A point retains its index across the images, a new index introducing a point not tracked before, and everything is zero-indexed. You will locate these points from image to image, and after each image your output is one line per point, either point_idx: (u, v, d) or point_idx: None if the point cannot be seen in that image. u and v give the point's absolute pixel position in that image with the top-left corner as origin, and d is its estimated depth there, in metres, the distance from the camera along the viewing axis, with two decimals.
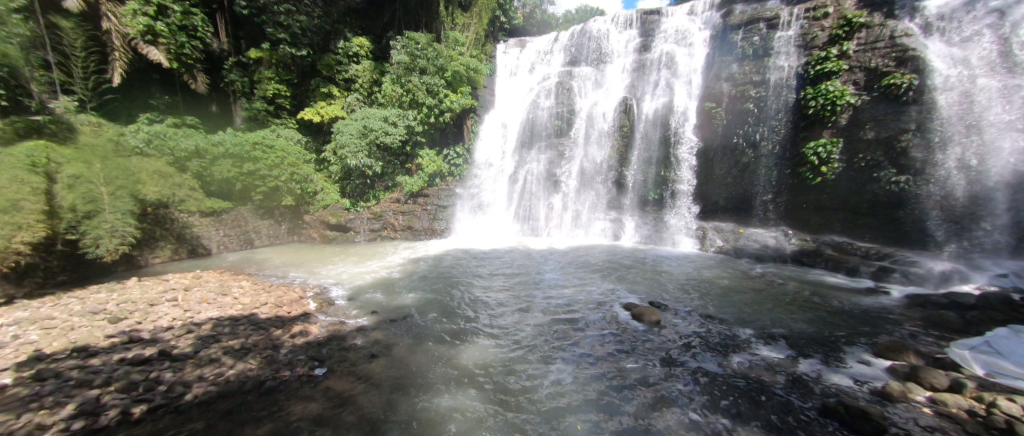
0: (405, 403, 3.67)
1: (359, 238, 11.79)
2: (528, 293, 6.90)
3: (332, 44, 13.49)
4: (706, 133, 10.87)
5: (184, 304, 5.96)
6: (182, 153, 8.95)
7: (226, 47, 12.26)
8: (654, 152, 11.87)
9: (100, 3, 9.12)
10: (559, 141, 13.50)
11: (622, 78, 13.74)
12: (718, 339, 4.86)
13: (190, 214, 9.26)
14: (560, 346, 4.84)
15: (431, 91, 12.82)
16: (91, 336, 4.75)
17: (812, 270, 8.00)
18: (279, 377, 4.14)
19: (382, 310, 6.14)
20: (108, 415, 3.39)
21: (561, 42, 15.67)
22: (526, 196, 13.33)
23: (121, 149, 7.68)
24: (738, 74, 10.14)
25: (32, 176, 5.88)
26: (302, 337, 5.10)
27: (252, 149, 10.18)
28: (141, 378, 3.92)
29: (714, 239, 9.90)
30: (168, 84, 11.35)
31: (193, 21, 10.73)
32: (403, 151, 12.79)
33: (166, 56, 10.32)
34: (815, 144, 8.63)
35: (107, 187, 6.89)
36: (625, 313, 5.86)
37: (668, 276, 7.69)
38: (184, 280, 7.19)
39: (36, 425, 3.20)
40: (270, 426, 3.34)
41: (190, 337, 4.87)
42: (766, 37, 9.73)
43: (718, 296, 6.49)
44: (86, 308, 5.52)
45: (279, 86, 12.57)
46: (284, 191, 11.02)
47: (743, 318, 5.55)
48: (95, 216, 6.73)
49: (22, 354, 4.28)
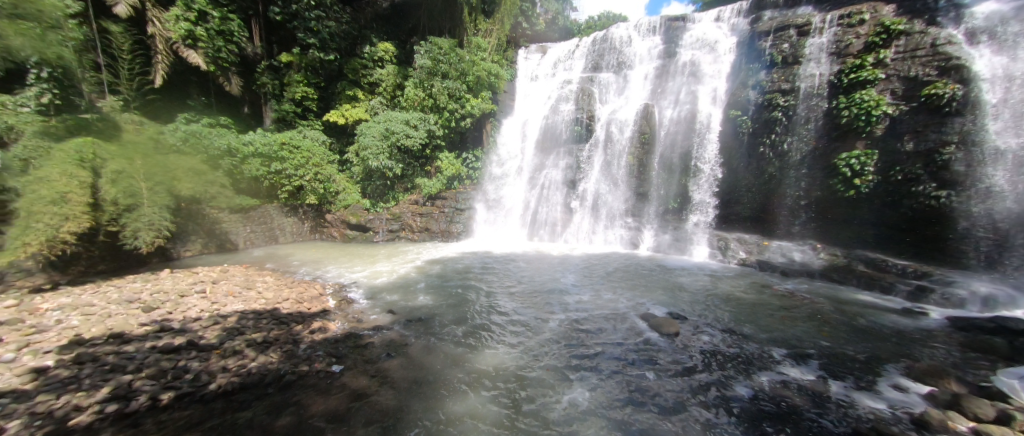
0: (419, 403, 3.72)
1: (378, 238, 11.96)
2: (543, 300, 6.88)
3: (358, 48, 13.85)
4: (730, 143, 10.63)
5: (212, 296, 6.20)
6: (215, 151, 9.29)
7: (260, 52, 12.86)
8: (676, 161, 11.70)
9: (146, 9, 9.75)
10: (578, 147, 13.38)
11: (644, 84, 13.65)
12: (743, 357, 4.68)
13: (220, 210, 9.66)
14: (574, 354, 4.79)
15: (453, 96, 13.01)
16: (126, 323, 4.99)
17: (843, 289, 7.63)
18: (299, 371, 4.24)
19: (400, 310, 6.24)
20: (138, 400, 3.55)
21: (583, 48, 15.67)
22: (543, 202, 13.36)
23: (160, 146, 8.09)
24: (766, 81, 9.90)
25: (80, 171, 6.27)
26: (320, 334, 5.22)
27: (280, 149, 10.74)
28: (170, 366, 4.09)
29: (737, 251, 9.70)
30: (204, 86, 12.03)
31: (230, 26, 11.22)
32: (422, 154, 13.00)
33: (203, 59, 10.79)
34: (849, 155, 8.23)
35: (146, 182, 7.30)
36: (643, 323, 5.79)
37: (686, 288, 7.53)
38: (212, 273, 7.48)
39: (73, 406, 3.39)
40: (288, 419, 3.42)
41: (216, 329, 5.05)
42: (796, 44, 9.53)
43: (738, 310, 6.33)
44: (122, 297, 5.80)
45: (307, 89, 12.93)
46: (308, 191, 11.40)
47: (768, 334, 5.36)
48: (135, 210, 7.16)
49: (64, 337, 4.53)
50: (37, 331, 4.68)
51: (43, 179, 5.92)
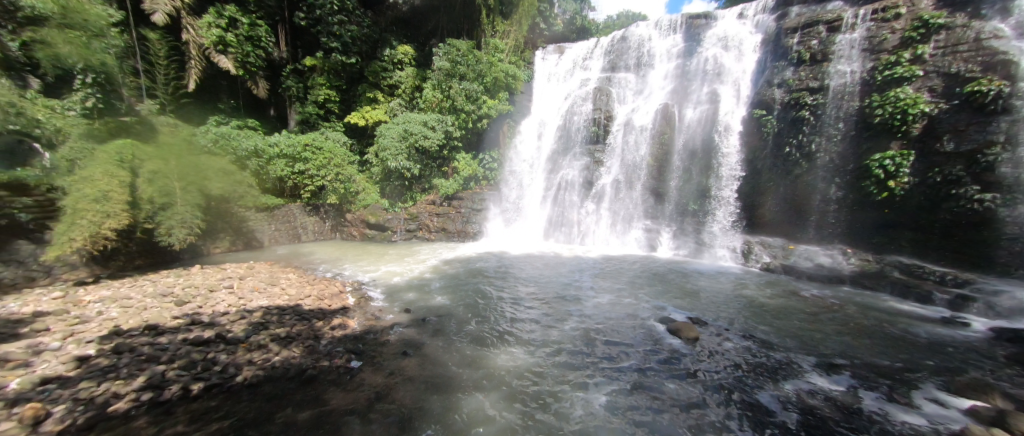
0: (436, 401, 3.76)
1: (396, 237, 12.14)
2: (559, 302, 6.84)
3: (378, 51, 14.13)
4: (754, 143, 10.32)
5: (239, 291, 6.45)
6: (243, 152, 9.67)
7: (285, 56, 13.34)
8: (697, 162, 11.44)
9: (182, 17, 10.27)
10: (595, 147, 13.25)
11: (664, 84, 13.43)
12: (767, 365, 4.53)
13: (247, 209, 10.04)
14: (591, 356, 4.76)
15: (470, 97, 13.09)
16: (160, 316, 5.23)
17: (876, 296, 7.28)
18: (320, 366, 4.35)
19: (416, 309, 6.32)
20: (171, 389, 3.72)
21: (601, 47, 15.52)
22: (559, 203, 13.25)
23: (193, 148, 8.47)
24: (793, 80, 9.57)
25: (120, 171, 6.64)
26: (340, 330, 5.35)
27: (303, 150, 11.14)
28: (200, 358, 4.27)
29: (761, 254, 9.40)
30: (234, 90, 12.56)
31: (258, 32, 11.67)
32: (440, 155, 13.12)
33: (234, 64, 11.26)
34: (882, 156, 7.83)
35: (180, 182, 7.66)
36: (661, 326, 5.70)
37: (705, 292, 7.37)
38: (239, 269, 7.77)
39: (112, 394, 3.59)
40: (310, 412, 3.52)
41: (242, 323, 5.25)
42: (825, 41, 9.22)
43: (761, 316, 6.14)
44: (156, 291, 6.11)
45: (329, 91, 13.24)
46: (329, 191, 11.66)
47: (795, 342, 5.16)
48: (170, 208, 7.52)
49: (104, 328, 4.79)
50: (81, 321, 4.97)
51: (87, 179, 6.32)
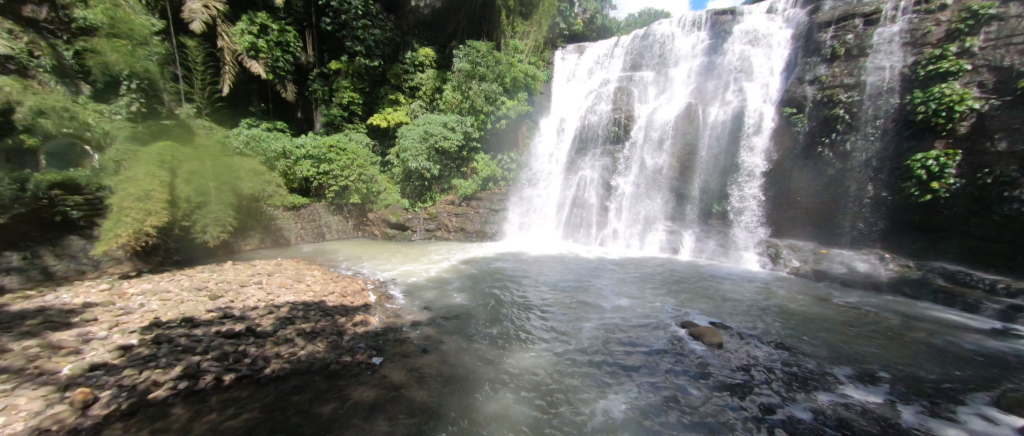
0: (454, 399, 3.80)
1: (416, 237, 12.35)
2: (578, 303, 6.79)
3: (401, 54, 14.43)
4: (782, 142, 9.95)
5: (267, 287, 6.72)
6: (272, 153, 10.26)
7: (312, 60, 13.81)
8: (721, 163, 11.15)
9: (217, 25, 10.77)
10: (615, 148, 13.10)
11: (688, 82, 13.18)
12: (796, 374, 4.36)
13: (276, 208, 10.44)
14: (610, 360, 4.71)
15: (489, 98, 13.16)
16: (196, 309, 5.50)
17: (917, 304, 6.87)
18: (343, 361, 4.47)
19: (436, 308, 6.40)
20: (205, 379, 3.91)
21: (622, 46, 15.32)
22: (578, 203, 13.13)
23: (226, 149, 8.87)
24: (825, 76, 9.20)
25: (161, 171, 7.04)
26: (362, 327, 5.48)
27: (328, 152, 11.48)
28: (232, 350, 4.46)
29: (790, 258, 9.00)
30: (264, 94, 13.20)
31: (287, 37, 12.12)
32: (459, 155, 13.19)
33: (264, 69, 11.75)
34: (925, 155, 7.35)
35: (214, 182, 8.06)
36: (683, 331, 5.57)
37: (729, 296, 7.18)
38: (267, 266, 8.08)
39: (152, 381, 3.80)
40: (333, 405, 3.63)
41: (270, 318, 5.46)
42: (861, 35, 8.84)
43: (790, 322, 5.90)
44: (192, 285, 6.43)
45: (353, 94, 13.58)
46: (351, 191, 11.93)
47: (826, 351, 4.94)
48: (205, 207, 7.93)
49: (145, 319, 5.08)
50: (124, 312, 5.28)
51: (131, 179, 6.73)
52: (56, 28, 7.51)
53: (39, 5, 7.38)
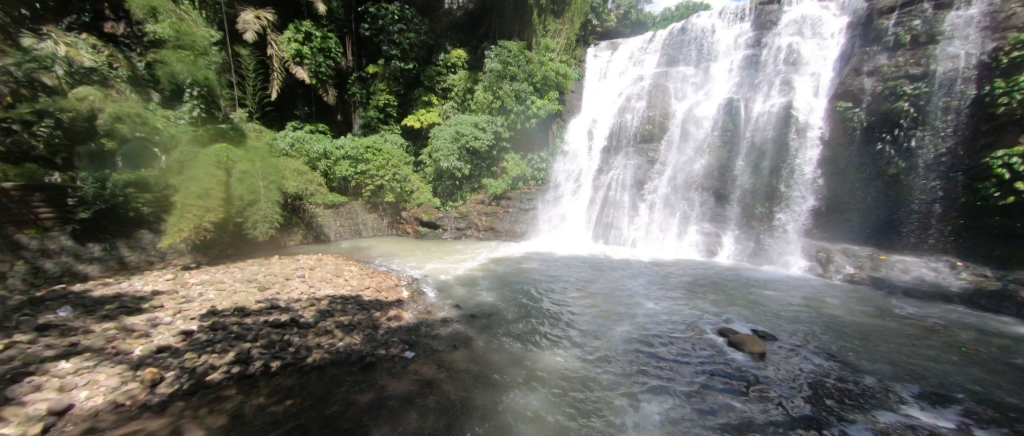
0: (485, 397, 3.82)
1: (447, 235, 12.55)
2: (610, 306, 6.66)
3: (434, 56, 14.73)
4: (835, 139, 9.29)
5: (310, 280, 7.11)
6: (314, 154, 11.02)
7: (351, 65, 14.37)
8: (766, 161, 10.51)
9: (268, 35, 11.60)
10: (649, 146, 12.77)
11: (729, 77, 12.66)
12: (850, 391, 4.05)
13: (317, 206, 11.01)
14: (642, 365, 4.57)
15: (520, 98, 13.17)
16: (246, 300, 5.90)
17: (995, 318, 6.15)
18: (378, 354, 4.64)
19: (466, 305, 6.50)
20: (255, 365, 4.19)
21: (658, 41, 14.89)
22: (610, 203, 12.84)
23: (272, 151, 9.45)
24: (887, 67, 8.49)
25: (218, 172, 7.65)
26: (396, 321, 5.67)
27: (365, 152, 11.94)
28: (277, 339, 4.75)
29: (842, 264, 8.26)
30: (308, 98, 13.89)
31: (330, 44, 12.73)
32: (490, 155, 13.20)
33: (308, 74, 12.43)
34: (1007, 152, 6.46)
35: (264, 182, 8.63)
36: (720, 338, 5.32)
37: (773, 303, 6.78)
38: (309, 260, 8.53)
39: (209, 365, 4.12)
40: (369, 396, 3.78)
41: (312, 310, 5.76)
42: (930, 20, 8.07)
43: (845, 334, 5.47)
44: (243, 277, 6.93)
45: (388, 96, 14.05)
46: (386, 190, 12.35)
47: (886, 366, 4.55)
48: (255, 205, 8.48)
49: (204, 307, 5.53)
50: (186, 300, 5.76)
51: (194, 178, 7.34)
52: (131, 41, 8.50)
53: (117, 22, 8.47)
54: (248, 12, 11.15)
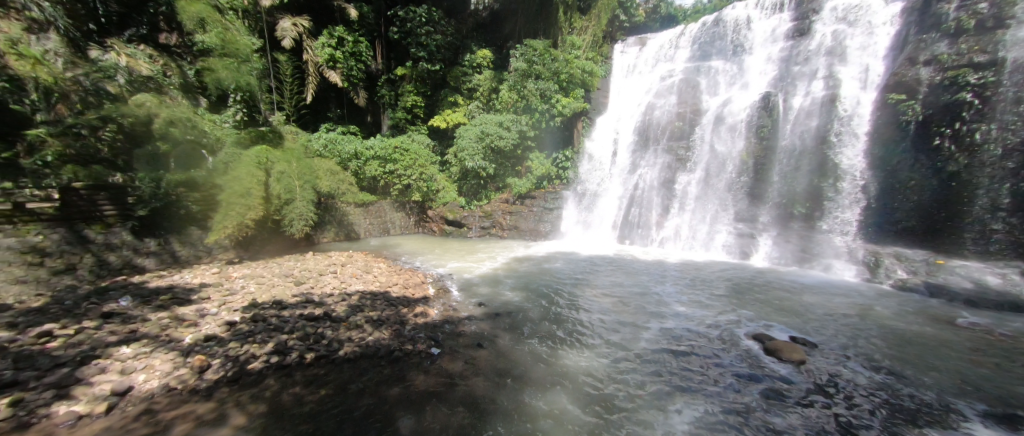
0: (509, 395, 3.85)
1: (471, 234, 12.66)
2: (638, 308, 6.53)
3: (460, 57, 14.92)
4: (886, 134, 8.59)
5: (341, 276, 7.40)
6: (346, 154, 11.50)
7: (381, 67, 14.79)
8: (807, 159, 9.92)
9: (304, 41, 12.14)
10: (679, 144, 12.42)
11: (766, 70, 12.06)
12: (900, 406, 3.77)
13: (348, 204, 11.43)
14: (671, 371, 4.44)
15: (545, 96, 13.14)
16: (283, 293, 6.22)
17: None
18: (405, 349, 4.77)
19: (492, 304, 6.57)
20: (291, 356, 4.40)
21: (689, 35, 14.43)
22: (637, 202, 12.57)
23: (308, 152, 9.89)
24: (946, 55, 7.80)
25: (258, 172, 8.12)
26: (422, 318, 5.81)
27: (393, 152, 12.25)
28: (312, 331, 4.98)
29: (895, 270, 7.73)
30: (340, 101, 14.43)
31: (360, 48, 13.15)
32: (515, 154, 13.23)
33: (340, 77, 12.92)
34: None
35: (299, 182, 9.04)
36: (755, 344, 5.11)
37: (814, 310, 6.36)
38: (341, 257, 8.87)
39: (251, 354, 4.37)
40: (398, 390, 3.88)
41: (344, 305, 5.99)
42: (999, 3, 7.33)
43: (897, 345, 5.10)
44: (280, 272, 7.30)
45: (416, 98, 14.38)
46: (414, 189, 12.65)
47: (945, 381, 4.22)
48: (291, 203, 8.91)
49: (246, 299, 5.87)
50: (230, 293, 6.14)
51: (237, 178, 7.85)
52: (182, 51, 9.02)
53: (171, 33, 9.01)
54: (286, 19, 11.70)
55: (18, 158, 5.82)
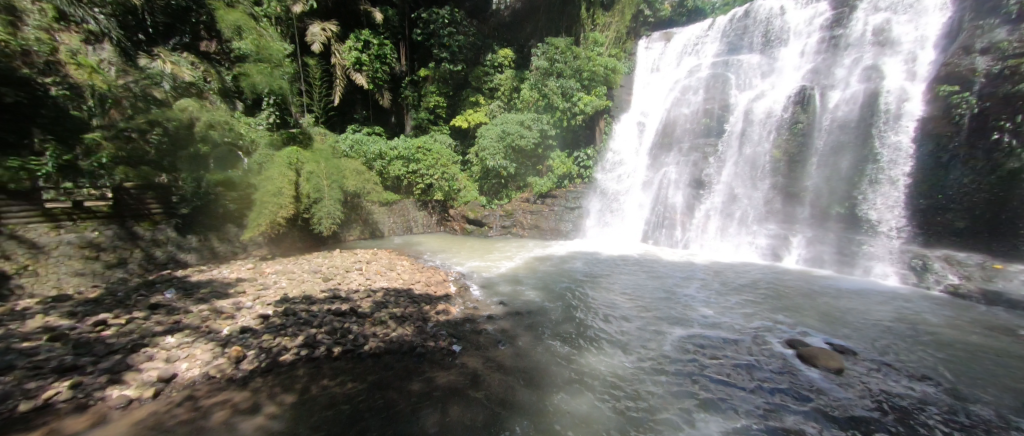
0: (531, 394, 3.87)
1: (492, 233, 12.72)
2: (661, 311, 6.37)
3: (482, 57, 15.02)
4: (938, 128, 8.01)
5: (366, 273, 7.61)
6: (371, 154, 11.88)
7: (405, 69, 15.11)
8: (846, 157, 9.39)
9: (332, 46, 12.55)
10: (706, 142, 12.13)
11: (801, 63, 11.46)
12: (950, 422, 3.52)
13: (373, 203, 11.73)
14: (699, 377, 4.31)
15: (566, 94, 13.05)
16: (312, 289, 6.47)
17: None
18: (427, 345, 4.85)
19: (514, 302, 6.62)
20: (320, 349, 4.57)
21: (718, 28, 13.97)
22: (660, 202, 12.33)
23: (336, 153, 10.18)
24: (1007, 43, 7.17)
25: (287, 172, 8.43)
26: (444, 315, 5.90)
27: (416, 152, 12.48)
28: (339, 326, 5.15)
29: (945, 273, 7.27)
30: (366, 102, 14.84)
31: (385, 50, 13.47)
32: (536, 153, 13.20)
33: (366, 80, 13.28)
34: None
35: (327, 181, 9.21)
36: (788, 350, 4.92)
37: (852, 316, 6.07)
38: (366, 254, 9.13)
39: (283, 346, 4.57)
40: (420, 385, 3.97)
41: (369, 301, 6.17)
42: None
43: (948, 357, 4.75)
44: (309, 268, 7.59)
45: (438, 98, 14.58)
46: (436, 188, 12.82)
47: (1002, 397, 3.91)
48: (319, 202, 9.07)
49: (278, 294, 6.15)
50: (264, 287, 6.46)
51: (269, 179, 8.22)
52: (221, 57, 9.62)
53: (211, 40, 9.57)
54: (315, 25, 12.12)
55: (78, 160, 6.14)
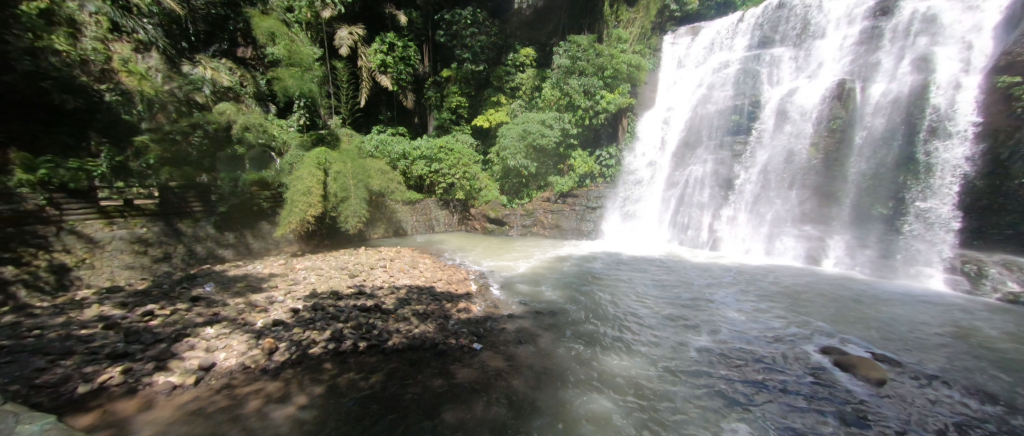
0: (551, 394, 3.88)
1: (513, 232, 12.78)
2: (687, 315, 6.20)
3: (504, 57, 15.11)
4: (995, 123, 7.36)
5: (390, 270, 7.80)
6: (394, 154, 12.21)
7: (428, 70, 15.42)
8: (890, 154, 8.81)
9: (359, 49, 12.91)
10: (735, 140, 11.73)
11: (840, 56, 10.88)
12: None
13: (396, 202, 12.00)
14: (726, 383, 4.17)
15: (588, 93, 12.96)
16: (339, 284, 6.71)
17: None
18: (448, 343, 4.93)
19: (535, 302, 6.61)
20: (346, 343, 4.73)
21: (749, 22, 13.48)
22: (685, 202, 12.05)
23: (362, 153, 10.45)
24: None
25: (314, 172, 8.73)
26: (465, 313, 5.97)
27: (438, 152, 12.66)
28: (364, 322, 5.30)
29: (1004, 280, 6.73)
30: (391, 103, 15.18)
31: (409, 52, 13.77)
32: (557, 152, 13.15)
33: (390, 81, 13.59)
34: None
35: (353, 181, 9.43)
36: (823, 357, 4.71)
37: (896, 325, 5.69)
38: (390, 252, 9.35)
39: (311, 340, 4.75)
40: (441, 381, 4.03)
41: (392, 298, 6.32)
42: None
43: (1005, 372, 4.39)
44: (337, 265, 7.85)
45: (460, 98, 14.80)
46: (457, 188, 12.95)
47: None
48: (345, 201, 9.31)
49: (307, 289, 6.41)
50: (294, 282, 6.75)
51: (299, 179, 8.57)
52: (256, 63, 10.30)
53: (247, 47, 10.24)
54: (343, 29, 12.48)
55: (129, 161, 6.39)
